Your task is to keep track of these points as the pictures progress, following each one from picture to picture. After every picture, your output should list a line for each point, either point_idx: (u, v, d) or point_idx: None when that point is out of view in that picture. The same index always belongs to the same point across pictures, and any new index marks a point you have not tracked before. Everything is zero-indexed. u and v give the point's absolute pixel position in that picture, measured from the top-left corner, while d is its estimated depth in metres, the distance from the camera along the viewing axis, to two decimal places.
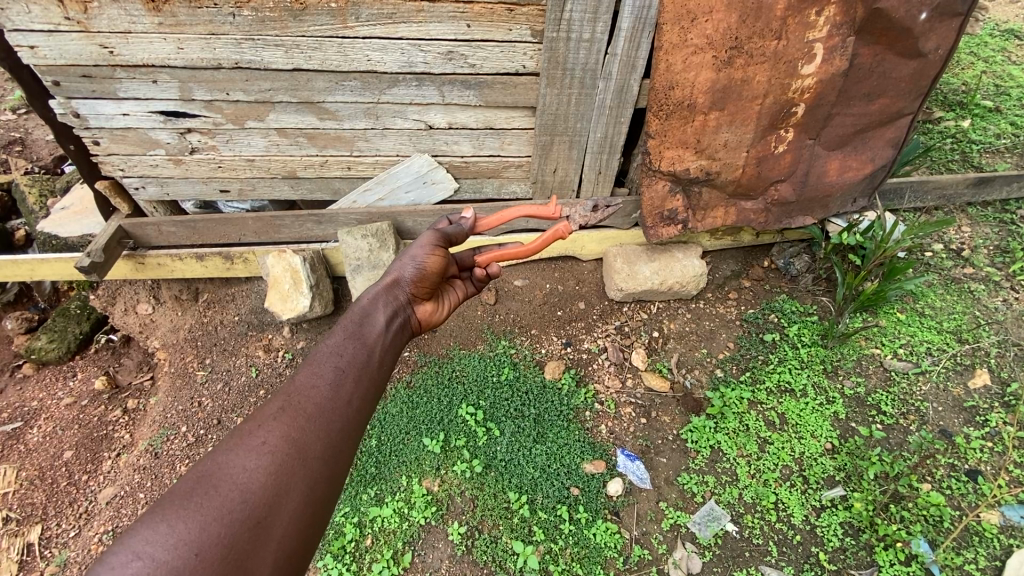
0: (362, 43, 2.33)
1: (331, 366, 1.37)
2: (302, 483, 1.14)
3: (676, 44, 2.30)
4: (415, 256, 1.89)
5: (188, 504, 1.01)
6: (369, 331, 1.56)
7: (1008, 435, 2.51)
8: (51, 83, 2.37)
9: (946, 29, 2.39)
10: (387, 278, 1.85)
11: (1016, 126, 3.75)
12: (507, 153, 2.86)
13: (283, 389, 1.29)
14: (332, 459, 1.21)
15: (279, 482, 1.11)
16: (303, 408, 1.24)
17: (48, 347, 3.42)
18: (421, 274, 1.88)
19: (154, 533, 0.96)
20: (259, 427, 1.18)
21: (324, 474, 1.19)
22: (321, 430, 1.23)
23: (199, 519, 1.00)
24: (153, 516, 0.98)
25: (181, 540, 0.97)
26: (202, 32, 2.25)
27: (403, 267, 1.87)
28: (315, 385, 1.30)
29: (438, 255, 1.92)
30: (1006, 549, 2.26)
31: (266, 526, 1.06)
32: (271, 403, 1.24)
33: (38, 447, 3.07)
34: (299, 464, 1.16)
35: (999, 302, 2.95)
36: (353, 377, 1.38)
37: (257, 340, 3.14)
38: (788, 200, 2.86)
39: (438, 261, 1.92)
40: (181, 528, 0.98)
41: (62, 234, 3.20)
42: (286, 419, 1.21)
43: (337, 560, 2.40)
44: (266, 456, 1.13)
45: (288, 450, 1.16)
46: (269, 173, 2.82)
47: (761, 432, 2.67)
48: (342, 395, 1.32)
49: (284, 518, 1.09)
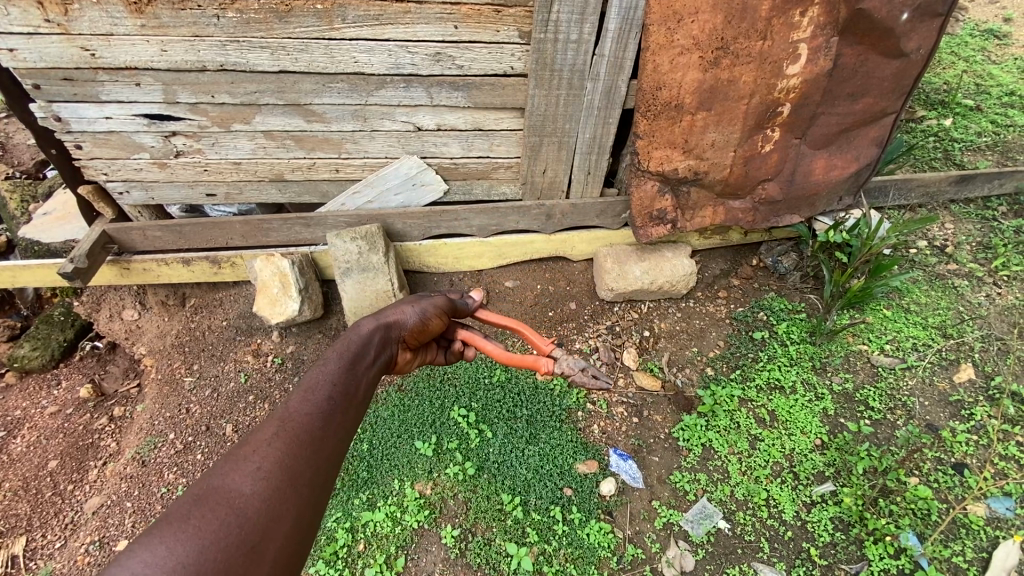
0: (349, 45, 2.32)
1: (322, 396, 1.37)
2: (294, 510, 1.13)
3: (663, 45, 2.32)
4: (425, 310, 1.92)
5: (186, 528, 0.97)
6: (359, 365, 1.56)
7: (993, 428, 2.55)
8: (31, 86, 2.33)
9: (927, 29, 2.42)
10: (389, 315, 1.83)
11: (996, 124, 3.82)
12: (497, 154, 2.86)
13: (274, 418, 1.27)
14: (321, 491, 1.20)
15: (273, 509, 1.09)
16: (296, 437, 1.23)
17: (31, 355, 3.37)
18: (419, 327, 1.90)
19: (153, 556, 0.91)
20: (255, 452, 1.16)
21: (312, 503, 1.17)
22: (312, 460, 1.22)
23: (197, 542, 0.96)
24: (150, 538, 0.93)
25: (179, 563, 0.92)
26: (186, 34, 2.23)
27: (409, 314, 1.86)
28: (307, 416, 1.30)
29: (442, 320, 1.98)
30: (993, 541, 2.29)
31: (260, 551, 1.03)
32: (263, 430, 1.22)
33: (21, 457, 3.02)
34: (291, 491, 1.14)
35: (983, 297, 2.99)
36: (342, 409, 1.38)
37: (245, 345, 3.11)
38: (775, 199, 2.89)
39: (439, 325, 1.97)
40: (180, 551, 0.94)
41: (44, 240, 3.15)
42: (279, 445, 1.19)
43: (330, 566, 2.39)
44: (260, 482, 1.11)
45: (282, 478, 1.14)
46: (257, 176, 2.79)
47: (751, 429, 2.69)
48: (332, 426, 1.32)
49: (276, 546, 1.06)
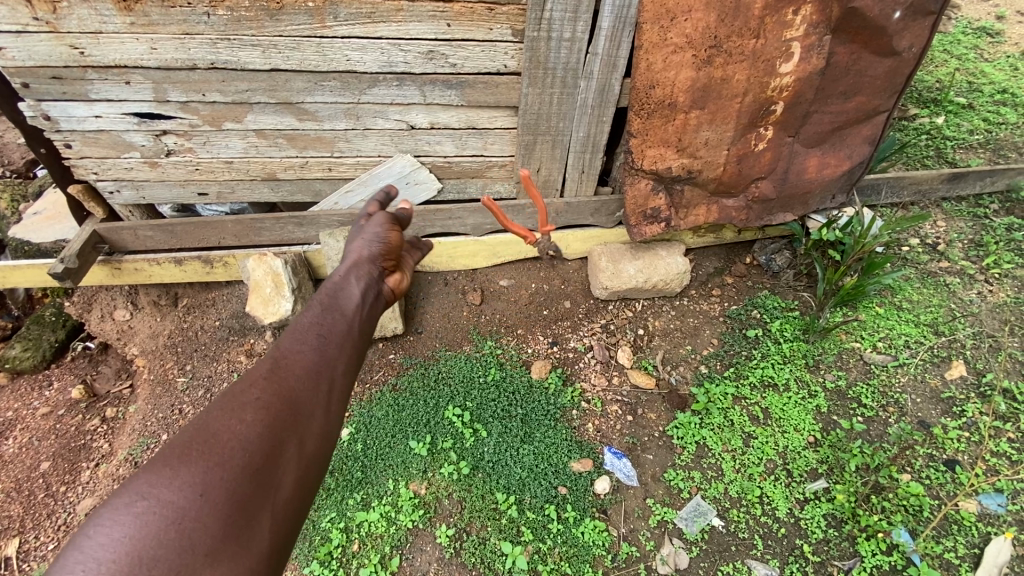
0: (341, 43, 2.30)
1: (317, 328, 1.32)
2: (297, 438, 1.14)
3: (655, 44, 2.30)
4: (375, 230, 1.62)
5: (190, 452, 1.02)
6: (347, 297, 1.43)
7: (984, 425, 2.56)
8: (20, 85, 2.31)
9: (919, 27, 2.43)
10: (350, 257, 1.57)
11: (988, 122, 3.84)
12: (491, 153, 2.85)
13: (272, 352, 1.26)
14: (326, 416, 1.20)
15: (274, 437, 1.11)
16: (293, 368, 1.22)
17: (23, 356, 3.34)
18: (388, 247, 1.61)
19: (159, 478, 0.97)
20: (253, 385, 1.15)
21: (317, 432, 1.18)
22: (312, 387, 1.21)
23: (201, 466, 1.00)
24: (156, 463, 0.99)
25: (184, 484, 0.97)
26: (176, 32, 2.21)
27: (366, 244, 1.58)
28: (303, 349, 1.26)
29: (396, 227, 1.66)
30: (984, 537, 2.31)
31: (264, 475, 1.06)
32: (262, 363, 1.22)
33: (13, 459, 3.00)
34: (292, 421, 1.15)
35: (974, 295, 3.01)
36: (340, 338, 1.33)
37: (239, 345, 3.10)
38: (768, 197, 2.90)
39: (398, 233, 1.66)
40: (185, 474, 0.99)
41: (35, 240, 3.12)
42: (278, 379, 1.19)
43: (324, 566, 2.38)
44: (260, 411, 1.12)
45: (281, 407, 1.15)
46: (249, 175, 2.78)
47: (745, 426, 2.70)
48: (332, 355, 1.29)
49: (281, 470, 1.09)
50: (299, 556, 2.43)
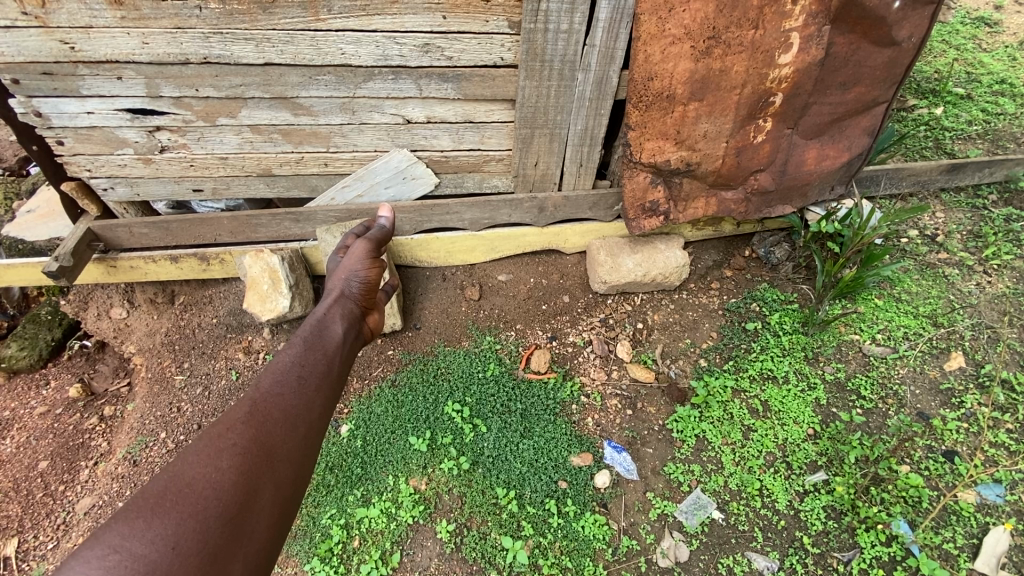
0: (335, 36, 2.27)
1: (294, 376, 1.42)
2: (270, 485, 1.19)
3: (654, 34, 2.27)
4: (358, 270, 1.99)
5: (164, 503, 1.04)
6: (326, 344, 1.60)
7: (983, 416, 2.57)
8: (9, 81, 2.27)
9: (919, 17, 2.41)
10: (334, 293, 1.91)
11: (987, 112, 3.83)
12: (488, 147, 2.83)
13: (247, 396, 1.33)
14: (298, 463, 1.27)
15: (249, 484, 1.15)
16: (269, 416, 1.29)
17: (19, 354, 3.34)
18: (366, 288, 1.97)
19: (132, 529, 0.98)
20: (230, 430, 1.21)
21: (289, 478, 1.24)
22: (286, 435, 1.28)
23: (175, 516, 1.03)
24: (129, 513, 1.00)
25: (158, 535, 1.00)
26: (168, 26, 2.18)
27: (348, 283, 1.95)
28: (279, 395, 1.35)
29: (375, 267, 2.04)
30: (983, 526, 2.32)
31: (238, 524, 1.10)
32: (238, 409, 1.28)
33: (11, 458, 2.99)
34: (267, 467, 1.21)
35: (973, 286, 3.01)
36: (315, 386, 1.43)
37: (235, 342, 3.08)
38: (767, 189, 2.89)
39: (376, 273, 2.03)
40: (159, 525, 1.01)
41: (28, 237, 3.08)
42: (254, 425, 1.25)
43: (325, 563, 2.39)
44: (236, 457, 1.17)
45: (255, 453, 1.20)
46: (245, 171, 2.75)
47: (745, 419, 2.69)
48: (306, 403, 1.38)
49: (253, 517, 1.13)
50: (299, 553, 2.43)
